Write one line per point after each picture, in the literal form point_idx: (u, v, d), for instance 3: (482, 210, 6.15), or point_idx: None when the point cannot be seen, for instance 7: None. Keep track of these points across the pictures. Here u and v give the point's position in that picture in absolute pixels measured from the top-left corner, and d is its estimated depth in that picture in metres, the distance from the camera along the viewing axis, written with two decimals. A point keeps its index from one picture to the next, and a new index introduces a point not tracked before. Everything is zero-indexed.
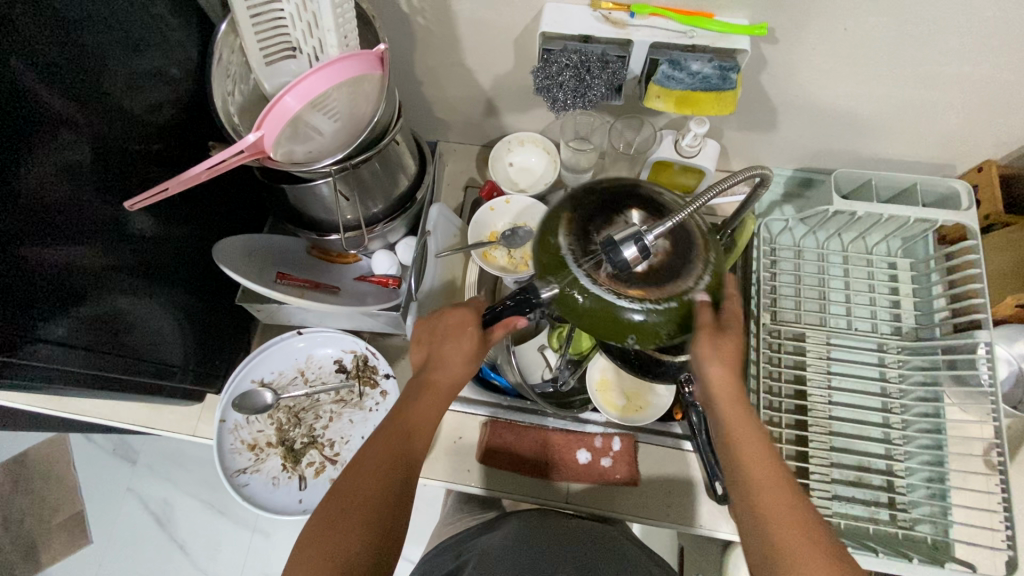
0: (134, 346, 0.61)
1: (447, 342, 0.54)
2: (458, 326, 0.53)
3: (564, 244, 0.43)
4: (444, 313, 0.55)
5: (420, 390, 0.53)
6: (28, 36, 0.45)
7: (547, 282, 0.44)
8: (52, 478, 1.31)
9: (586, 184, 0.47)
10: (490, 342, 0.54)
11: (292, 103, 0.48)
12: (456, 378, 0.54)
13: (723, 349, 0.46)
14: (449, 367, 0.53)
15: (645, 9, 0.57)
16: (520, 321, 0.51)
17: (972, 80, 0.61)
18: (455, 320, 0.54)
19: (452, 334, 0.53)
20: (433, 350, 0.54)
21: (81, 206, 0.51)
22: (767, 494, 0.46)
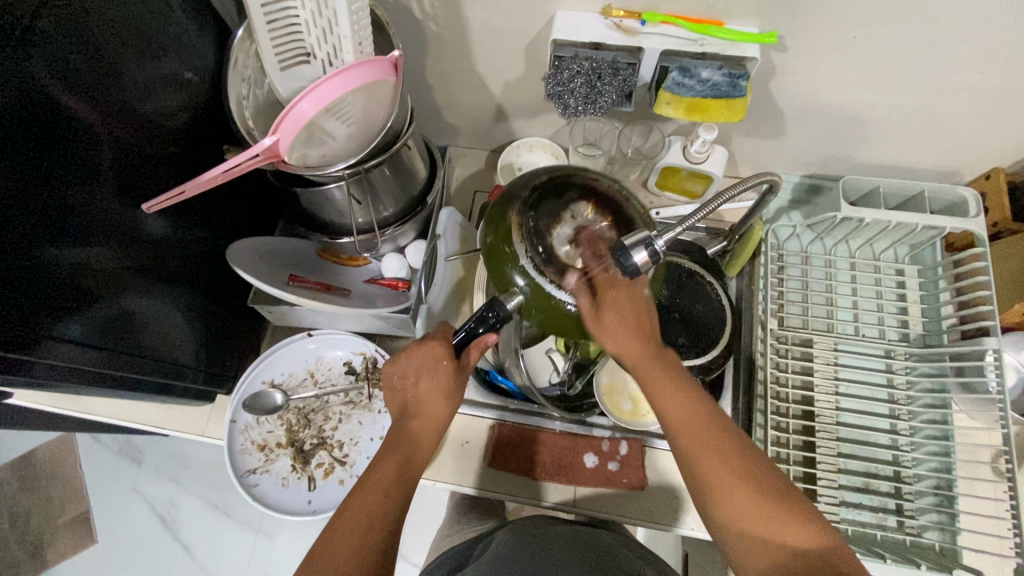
0: (147, 346, 0.61)
1: (421, 380, 0.55)
2: (429, 361, 0.54)
3: (521, 251, 0.47)
4: (405, 354, 0.56)
5: (400, 436, 0.53)
6: (53, 43, 0.46)
7: (511, 294, 0.48)
8: (60, 478, 1.31)
9: (530, 184, 0.51)
10: (467, 368, 0.55)
11: (307, 108, 0.48)
12: (437, 421, 0.55)
13: (614, 322, 0.49)
14: (428, 406, 0.54)
15: (656, 16, 0.57)
16: (489, 338, 0.52)
17: (981, 87, 0.62)
18: (423, 357, 0.54)
19: (424, 371, 0.54)
20: (408, 395, 0.55)
21: (99, 208, 0.52)
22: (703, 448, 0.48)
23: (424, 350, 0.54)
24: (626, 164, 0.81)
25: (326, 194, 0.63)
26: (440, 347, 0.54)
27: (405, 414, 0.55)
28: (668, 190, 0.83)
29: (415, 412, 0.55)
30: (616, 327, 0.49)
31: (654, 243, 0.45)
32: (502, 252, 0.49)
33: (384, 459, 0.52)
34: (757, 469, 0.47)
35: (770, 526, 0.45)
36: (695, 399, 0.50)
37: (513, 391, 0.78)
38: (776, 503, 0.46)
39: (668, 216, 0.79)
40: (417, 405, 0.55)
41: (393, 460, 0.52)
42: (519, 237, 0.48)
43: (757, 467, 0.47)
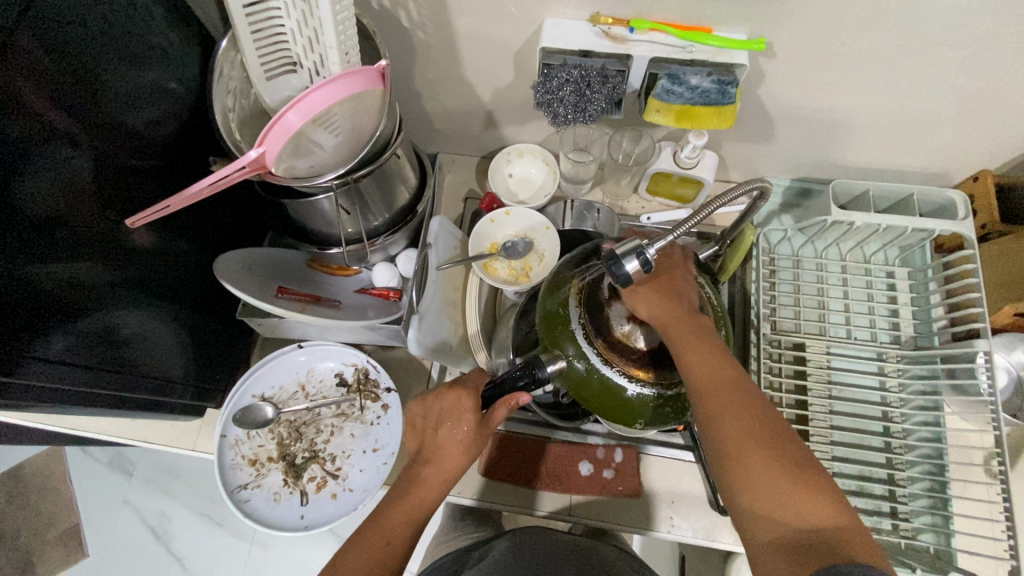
0: (134, 362, 0.61)
1: (441, 426, 0.54)
2: (455, 409, 0.54)
3: (574, 315, 0.51)
4: (438, 397, 0.55)
5: (411, 481, 0.54)
6: (34, 56, 0.45)
7: (555, 356, 0.51)
8: (48, 491, 1.30)
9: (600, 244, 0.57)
10: (491, 423, 0.54)
11: (294, 119, 0.48)
12: (450, 472, 0.54)
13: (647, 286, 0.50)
14: (444, 457, 0.54)
15: (645, 24, 0.57)
16: (521, 397, 0.51)
17: (968, 91, 0.62)
18: (450, 404, 0.54)
19: (448, 417, 0.54)
20: (427, 437, 0.55)
21: (81, 222, 0.51)
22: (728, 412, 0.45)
23: (453, 396, 0.54)
24: (616, 170, 0.82)
25: (314, 205, 0.63)
26: (469, 400, 0.53)
27: (420, 457, 0.55)
28: (659, 195, 0.84)
29: (428, 458, 0.54)
30: (643, 300, 0.49)
31: (647, 253, 0.44)
32: (559, 315, 0.52)
33: (390, 504, 0.53)
34: (779, 442, 0.44)
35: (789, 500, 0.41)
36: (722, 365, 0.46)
37: None
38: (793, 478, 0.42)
39: (658, 222, 0.82)
40: (432, 452, 0.54)
41: (399, 505, 0.53)
42: (577, 303, 0.52)
43: (780, 443, 0.44)
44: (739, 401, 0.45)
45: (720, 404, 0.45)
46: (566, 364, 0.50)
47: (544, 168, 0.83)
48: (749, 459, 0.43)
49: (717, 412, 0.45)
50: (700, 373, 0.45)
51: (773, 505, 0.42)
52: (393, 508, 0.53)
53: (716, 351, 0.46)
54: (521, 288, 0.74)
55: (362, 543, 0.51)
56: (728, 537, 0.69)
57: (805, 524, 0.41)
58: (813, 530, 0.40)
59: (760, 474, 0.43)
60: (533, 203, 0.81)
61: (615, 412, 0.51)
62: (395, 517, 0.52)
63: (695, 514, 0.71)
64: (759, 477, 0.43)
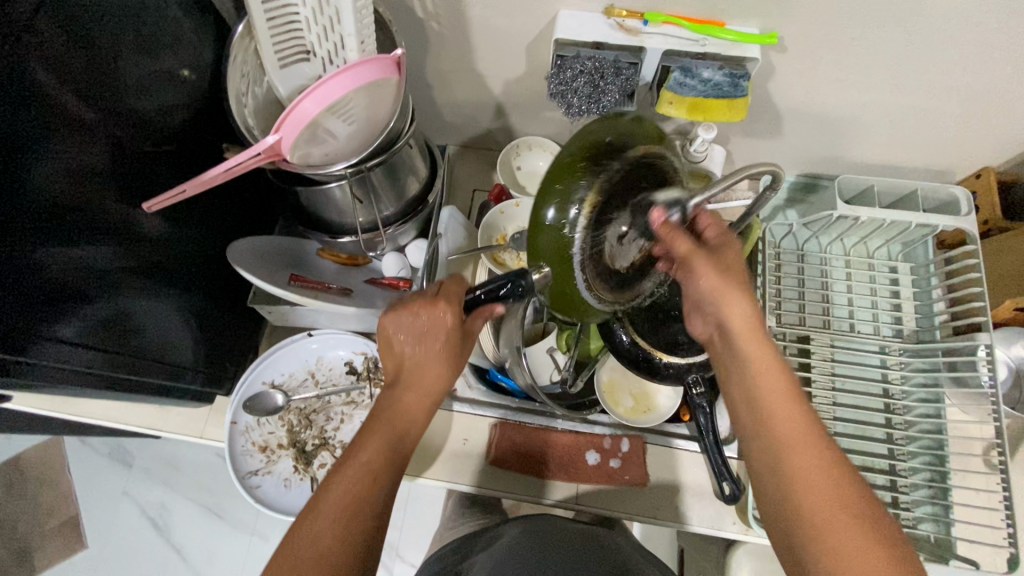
0: (143, 346, 0.61)
1: (423, 343, 0.52)
2: (434, 325, 0.52)
3: (577, 240, 0.47)
4: (416, 312, 0.52)
5: (394, 406, 0.51)
6: (48, 38, 0.45)
7: (540, 266, 0.50)
8: (46, 482, 1.29)
9: (620, 121, 0.48)
10: (470, 335, 0.55)
11: (310, 107, 0.48)
12: (432, 391, 0.53)
13: (717, 278, 0.49)
14: (428, 376, 0.52)
15: (659, 17, 0.58)
16: (498, 307, 0.54)
17: (973, 88, 0.63)
18: (430, 319, 0.52)
19: (427, 334, 0.52)
20: (407, 357, 0.53)
21: (92, 208, 0.51)
22: (793, 440, 0.45)
23: (431, 310, 0.52)
24: None
25: (327, 194, 0.63)
26: (450, 316, 0.52)
27: (401, 381, 0.53)
28: None
29: (409, 380, 0.53)
30: (709, 273, 0.49)
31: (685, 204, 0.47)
32: (556, 199, 0.46)
33: (374, 431, 0.50)
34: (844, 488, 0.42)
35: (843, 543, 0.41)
36: (792, 396, 0.46)
37: (513, 390, 0.79)
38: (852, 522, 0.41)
39: None
40: (414, 371, 0.53)
41: (385, 435, 0.50)
42: (587, 210, 0.46)
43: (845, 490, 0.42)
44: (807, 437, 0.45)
45: (787, 438, 0.45)
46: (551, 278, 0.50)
47: None
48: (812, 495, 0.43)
49: (782, 446, 0.45)
50: (767, 389, 0.47)
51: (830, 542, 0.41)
52: (378, 433, 0.50)
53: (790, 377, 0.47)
54: None
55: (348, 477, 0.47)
56: (734, 525, 0.70)
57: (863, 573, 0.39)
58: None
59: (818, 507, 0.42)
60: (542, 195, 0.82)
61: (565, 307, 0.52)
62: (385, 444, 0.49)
63: (700, 503, 0.71)
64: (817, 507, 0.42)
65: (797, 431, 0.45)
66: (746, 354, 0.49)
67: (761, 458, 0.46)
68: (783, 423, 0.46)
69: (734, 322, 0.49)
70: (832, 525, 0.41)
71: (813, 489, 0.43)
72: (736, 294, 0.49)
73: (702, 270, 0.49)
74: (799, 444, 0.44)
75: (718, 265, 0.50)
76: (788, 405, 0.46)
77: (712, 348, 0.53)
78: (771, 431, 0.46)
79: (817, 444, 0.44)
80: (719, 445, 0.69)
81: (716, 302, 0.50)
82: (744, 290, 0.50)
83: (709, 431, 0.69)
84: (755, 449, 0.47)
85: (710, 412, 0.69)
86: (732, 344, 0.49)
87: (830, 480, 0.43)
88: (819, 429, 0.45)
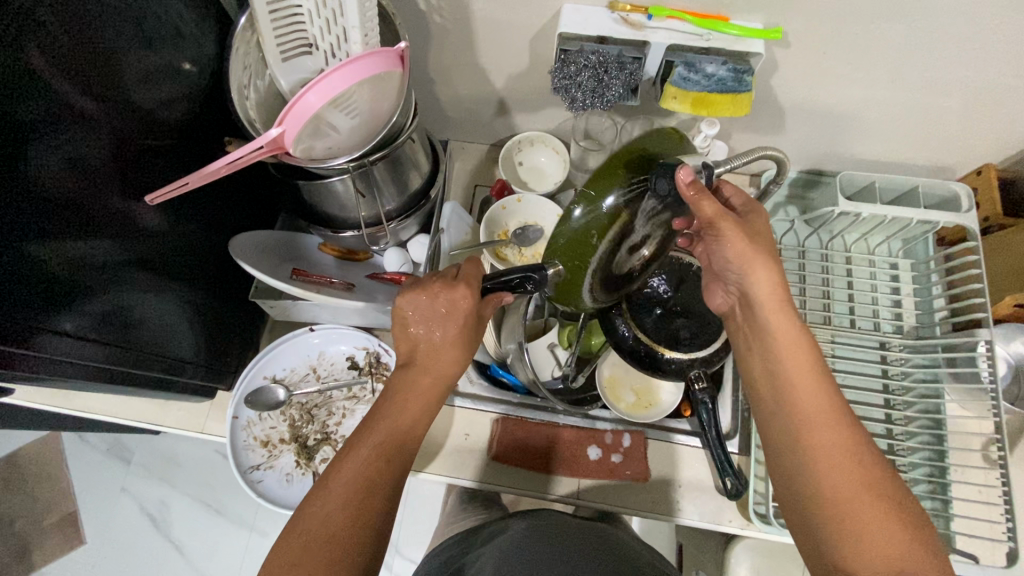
0: (145, 340, 0.60)
1: (439, 326, 0.54)
2: (452, 310, 0.54)
3: (602, 249, 0.51)
4: (433, 295, 0.54)
5: (410, 386, 0.53)
6: (48, 28, 0.44)
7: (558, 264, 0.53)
8: (44, 478, 1.29)
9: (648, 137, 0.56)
10: (482, 320, 0.56)
11: (313, 100, 0.48)
12: (446, 374, 0.55)
13: (744, 245, 0.52)
14: (442, 359, 0.54)
15: (663, 11, 0.58)
16: (507, 296, 0.56)
17: (975, 85, 0.63)
18: (447, 304, 0.53)
19: (444, 318, 0.54)
20: (422, 340, 0.55)
21: (92, 202, 0.50)
22: (812, 407, 0.49)
23: (448, 294, 0.53)
24: None
25: (329, 188, 0.62)
26: (465, 301, 0.53)
27: (416, 362, 0.55)
28: None
29: (421, 364, 0.54)
30: (737, 239, 0.52)
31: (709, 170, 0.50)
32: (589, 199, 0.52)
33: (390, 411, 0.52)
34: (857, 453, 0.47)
35: (855, 503, 0.45)
36: (813, 366, 0.50)
37: (514, 386, 0.81)
38: (864, 485, 0.46)
39: None
40: (429, 354, 0.54)
41: (402, 415, 0.52)
42: (614, 195, 0.51)
43: (859, 455, 0.47)
44: (825, 405, 0.49)
45: (806, 405, 0.49)
46: (561, 276, 0.54)
47: (554, 157, 0.84)
48: (827, 459, 0.47)
49: (801, 412, 0.49)
50: (788, 358, 0.51)
51: (842, 501, 0.45)
52: (395, 412, 0.52)
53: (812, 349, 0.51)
54: None
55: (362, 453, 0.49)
56: (735, 519, 0.70)
57: (871, 529, 0.44)
58: (875, 532, 0.44)
59: (833, 469, 0.46)
60: (544, 190, 0.82)
61: (564, 293, 0.55)
62: (402, 422, 0.52)
63: (701, 498, 0.72)
64: (832, 469, 0.46)
65: (816, 399, 0.49)
66: (769, 327, 0.52)
67: (778, 425, 0.51)
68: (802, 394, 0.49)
69: (759, 294, 0.53)
70: (845, 485, 0.46)
71: (825, 456, 0.47)
72: (764, 259, 0.52)
73: (731, 235, 0.52)
74: (817, 415, 0.48)
75: (748, 231, 0.53)
76: (808, 374, 0.50)
77: (738, 318, 0.57)
78: (790, 401, 0.50)
79: (834, 414, 0.48)
80: (722, 441, 0.69)
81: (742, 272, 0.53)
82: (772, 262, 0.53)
83: (711, 427, 0.69)
84: (775, 414, 0.51)
85: (711, 407, 0.69)
86: (756, 314, 0.53)
87: (846, 445, 0.47)
88: (838, 397, 0.49)
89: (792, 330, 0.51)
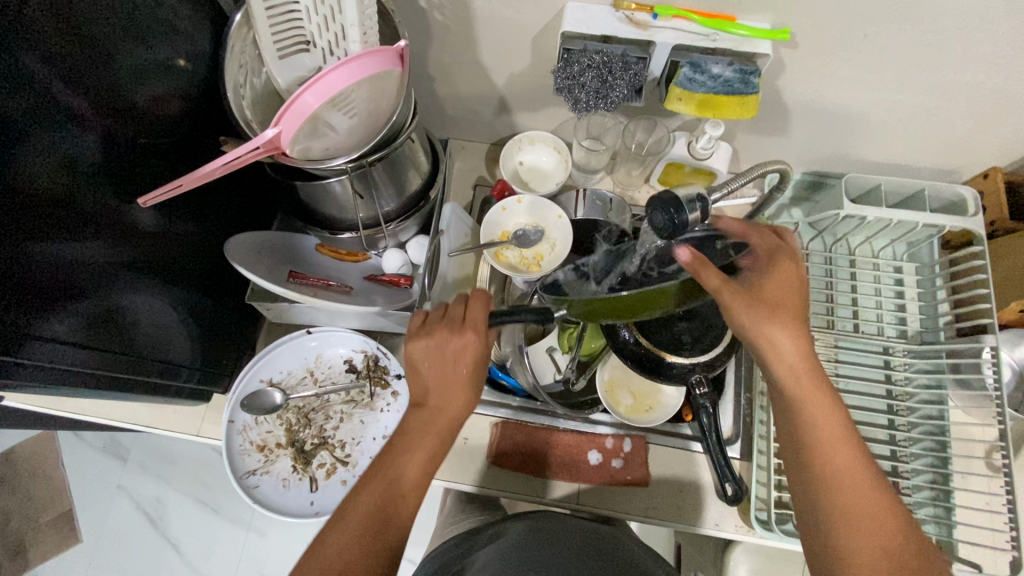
0: (138, 344, 0.59)
1: (449, 365, 0.52)
2: (459, 349, 0.52)
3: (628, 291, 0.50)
4: (441, 340, 0.53)
5: (420, 426, 0.52)
6: (38, 27, 0.43)
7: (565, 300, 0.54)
8: (40, 476, 1.28)
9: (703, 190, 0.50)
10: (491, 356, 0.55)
11: (310, 100, 0.47)
12: (458, 413, 0.53)
13: (751, 310, 0.49)
14: (451, 398, 0.53)
15: (669, 10, 0.56)
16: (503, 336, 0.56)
17: (984, 88, 0.62)
18: (455, 345, 0.52)
19: (452, 358, 0.52)
20: (433, 379, 0.53)
21: (83, 203, 0.49)
22: (844, 479, 0.47)
23: (456, 338, 0.52)
24: (628, 159, 0.81)
25: (327, 188, 0.61)
26: (474, 345, 0.52)
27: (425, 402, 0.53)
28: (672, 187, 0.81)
29: (432, 407, 0.53)
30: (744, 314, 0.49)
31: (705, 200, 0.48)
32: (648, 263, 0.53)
33: (402, 452, 0.51)
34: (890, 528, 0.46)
35: None
36: (844, 434, 0.48)
37: (514, 389, 0.78)
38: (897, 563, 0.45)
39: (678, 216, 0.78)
40: (439, 393, 0.53)
41: (414, 454, 0.51)
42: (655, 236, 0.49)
43: (891, 529, 0.46)
44: (856, 476, 0.47)
45: (837, 476, 0.47)
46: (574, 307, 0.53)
47: (555, 157, 0.82)
48: (860, 537, 0.46)
49: (832, 484, 0.47)
50: (819, 427, 0.48)
51: None
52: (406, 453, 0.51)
53: (844, 414, 0.49)
54: (532, 279, 0.73)
55: (371, 490, 0.49)
56: (732, 525, 0.70)
57: None
58: None
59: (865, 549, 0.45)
60: (545, 191, 0.80)
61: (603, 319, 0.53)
62: (414, 461, 0.50)
63: (702, 503, 0.71)
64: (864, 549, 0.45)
65: (848, 469, 0.47)
66: (799, 393, 0.49)
67: (807, 493, 0.49)
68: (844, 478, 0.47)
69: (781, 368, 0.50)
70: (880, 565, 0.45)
71: (863, 547, 0.46)
72: (779, 323, 0.49)
73: (738, 306, 0.49)
74: (848, 486, 0.47)
75: (754, 296, 0.50)
76: (840, 442, 0.48)
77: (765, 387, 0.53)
78: (822, 471, 0.48)
79: (870, 491, 0.47)
80: (723, 447, 0.67)
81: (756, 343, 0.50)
82: (783, 324, 0.49)
83: (711, 432, 0.67)
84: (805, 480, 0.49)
85: (712, 412, 0.67)
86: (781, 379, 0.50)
87: (879, 519, 0.46)
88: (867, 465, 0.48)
89: (823, 395, 0.49)
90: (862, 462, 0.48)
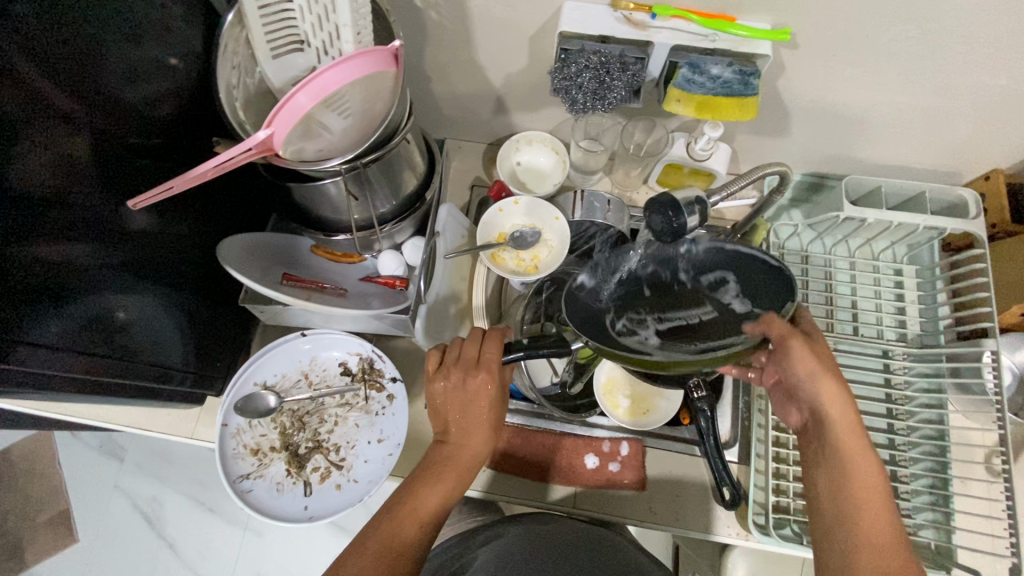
0: (132, 347, 0.59)
1: (467, 406, 0.56)
2: (476, 391, 0.55)
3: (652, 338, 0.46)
4: (458, 382, 0.55)
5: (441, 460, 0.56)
6: (27, 27, 0.42)
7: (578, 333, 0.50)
8: (36, 476, 1.27)
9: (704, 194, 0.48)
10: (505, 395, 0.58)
11: (304, 100, 0.46)
12: (476, 450, 0.57)
13: (809, 361, 0.51)
14: (470, 436, 0.57)
15: (668, 10, 0.55)
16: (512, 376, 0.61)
17: (987, 89, 0.61)
18: (473, 386, 0.55)
19: (471, 399, 0.56)
20: (453, 419, 0.57)
21: (73, 205, 0.48)
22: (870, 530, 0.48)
23: (472, 380, 0.55)
24: (627, 160, 0.80)
25: (320, 189, 0.60)
26: (488, 386, 0.55)
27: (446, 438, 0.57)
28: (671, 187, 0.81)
29: (453, 442, 0.57)
30: (810, 359, 0.51)
31: (704, 203, 0.46)
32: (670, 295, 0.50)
33: (422, 488, 0.54)
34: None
35: None
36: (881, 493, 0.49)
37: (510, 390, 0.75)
38: None
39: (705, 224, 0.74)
40: (459, 432, 0.57)
41: (432, 490, 0.54)
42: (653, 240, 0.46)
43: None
44: (882, 531, 0.48)
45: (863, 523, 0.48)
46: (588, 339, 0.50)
47: (552, 157, 0.81)
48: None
49: (856, 529, 0.48)
50: (852, 476, 0.50)
51: None
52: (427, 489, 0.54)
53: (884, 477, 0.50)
54: (529, 279, 0.72)
55: (391, 524, 0.52)
56: (732, 530, 0.70)
57: None
58: None
59: None
60: (542, 192, 0.80)
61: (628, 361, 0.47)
62: (430, 497, 0.54)
63: (700, 507, 0.71)
64: None
65: (877, 524, 0.48)
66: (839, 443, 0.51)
67: (830, 533, 0.50)
68: (865, 526, 0.48)
69: (833, 415, 0.52)
70: None
71: None
72: (831, 378, 0.51)
73: (800, 354, 0.51)
74: (874, 535, 0.47)
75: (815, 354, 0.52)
76: (875, 497, 0.49)
77: (804, 435, 0.55)
78: (849, 515, 0.49)
79: (895, 551, 0.47)
80: (720, 449, 0.65)
81: (811, 388, 0.52)
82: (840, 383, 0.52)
83: (709, 434, 0.65)
84: (829, 520, 0.50)
85: (711, 415, 0.65)
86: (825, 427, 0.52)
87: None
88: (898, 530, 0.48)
89: (864, 453, 0.50)
90: (892, 524, 0.48)
